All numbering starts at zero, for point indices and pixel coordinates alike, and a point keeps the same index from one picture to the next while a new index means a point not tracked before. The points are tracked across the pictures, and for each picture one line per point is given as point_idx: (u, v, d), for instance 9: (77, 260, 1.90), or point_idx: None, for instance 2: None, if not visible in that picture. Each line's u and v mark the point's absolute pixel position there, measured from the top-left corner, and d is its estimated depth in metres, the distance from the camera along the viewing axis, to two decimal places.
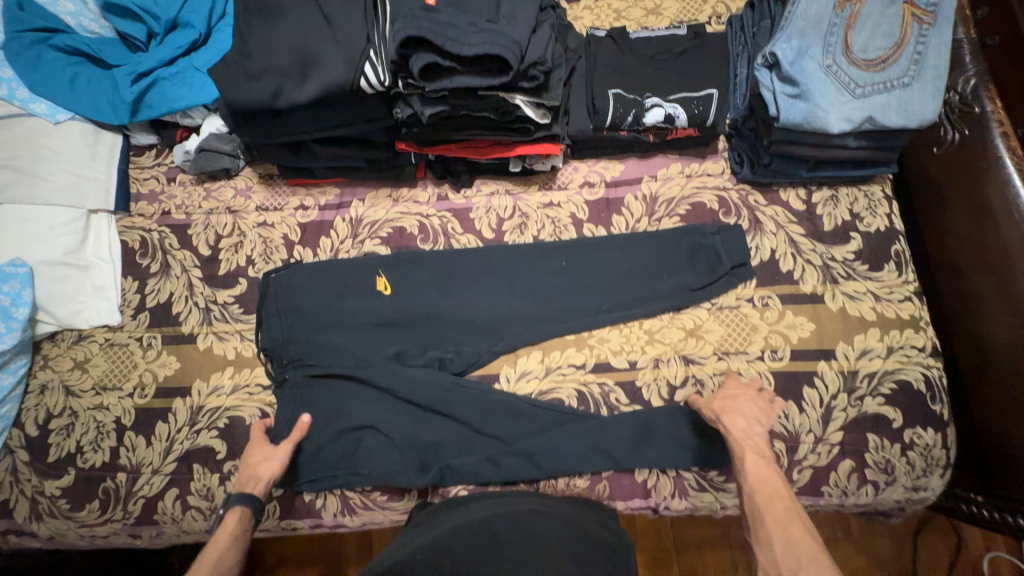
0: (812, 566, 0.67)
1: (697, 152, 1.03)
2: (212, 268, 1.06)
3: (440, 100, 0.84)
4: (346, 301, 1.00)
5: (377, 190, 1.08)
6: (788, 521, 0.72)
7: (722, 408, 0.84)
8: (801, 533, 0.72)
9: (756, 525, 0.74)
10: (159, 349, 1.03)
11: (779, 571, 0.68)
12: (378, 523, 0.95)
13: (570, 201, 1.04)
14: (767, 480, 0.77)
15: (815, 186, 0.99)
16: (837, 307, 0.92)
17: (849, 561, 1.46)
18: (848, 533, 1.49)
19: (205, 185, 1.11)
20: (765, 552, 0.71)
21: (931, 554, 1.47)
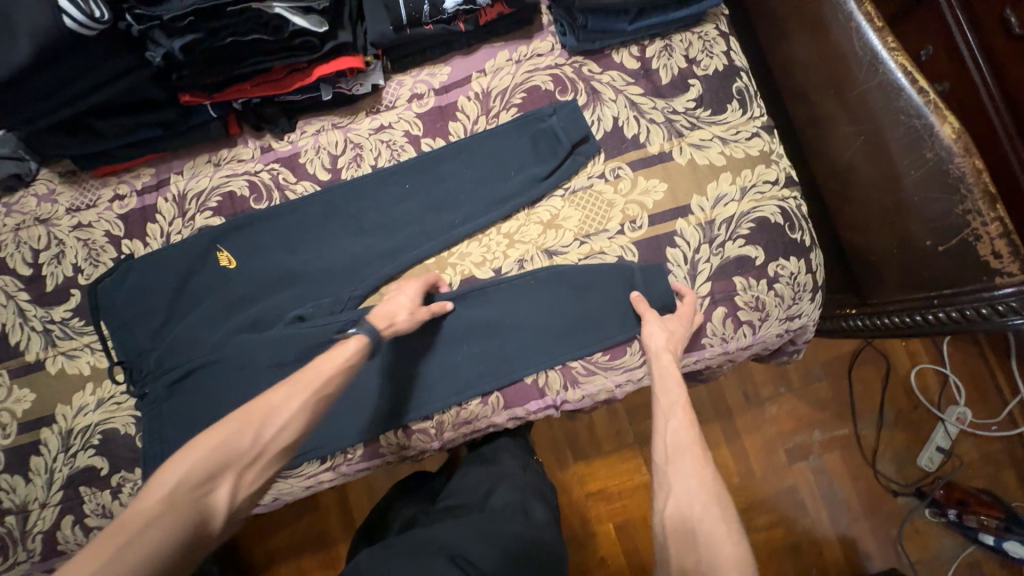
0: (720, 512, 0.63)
1: (522, 33, 0.95)
2: (38, 287, 0.96)
3: (190, 29, 0.73)
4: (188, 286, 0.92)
5: (194, 159, 0.97)
6: (681, 444, 0.69)
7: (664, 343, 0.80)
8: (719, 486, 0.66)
9: (668, 463, 0.68)
10: (9, 384, 0.95)
11: (693, 510, 0.63)
12: (289, 493, 0.93)
13: (400, 119, 0.95)
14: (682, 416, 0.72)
15: (648, 40, 0.93)
16: (686, 161, 0.89)
17: (791, 411, 1.48)
18: (790, 385, 1.49)
19: (3, 200, 0.99)
20: (682, 488, 0.65)
21: (867, 385, 1.50)
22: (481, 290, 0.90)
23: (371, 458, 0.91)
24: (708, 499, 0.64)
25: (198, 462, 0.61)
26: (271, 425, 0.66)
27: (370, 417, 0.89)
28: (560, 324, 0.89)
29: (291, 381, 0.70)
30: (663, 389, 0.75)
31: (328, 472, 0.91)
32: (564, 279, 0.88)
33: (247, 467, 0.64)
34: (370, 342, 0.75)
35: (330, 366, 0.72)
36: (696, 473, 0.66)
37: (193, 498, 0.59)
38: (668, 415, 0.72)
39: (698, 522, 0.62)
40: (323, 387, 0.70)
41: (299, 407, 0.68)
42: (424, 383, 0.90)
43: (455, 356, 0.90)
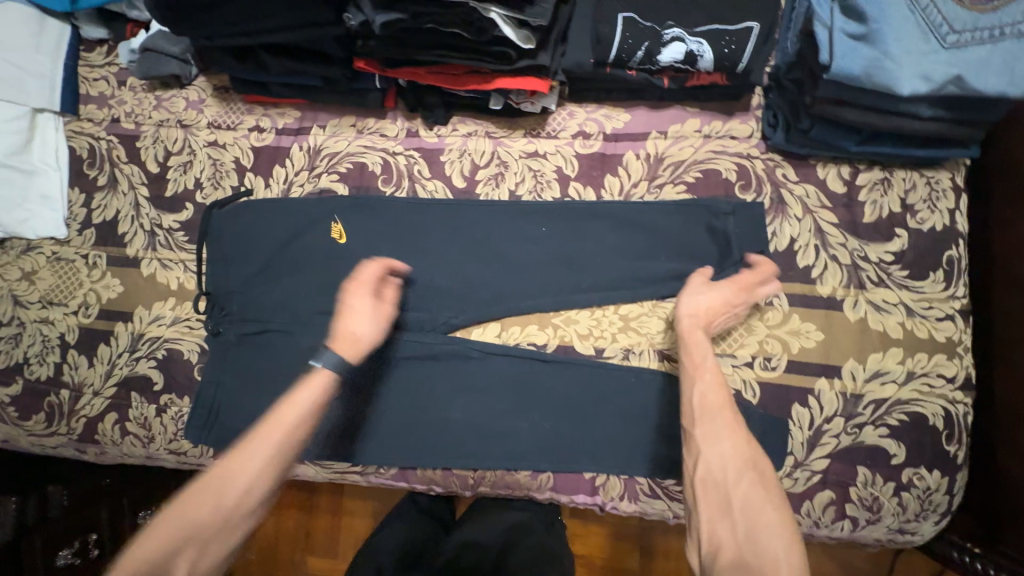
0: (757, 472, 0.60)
1: (724, 107, 0.84)
2: (159, 188, 0.97)
3: (397, 6, 0.67)
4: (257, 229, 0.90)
5: (340, 118, 0.94)
6: (714, 402, 0.65)
7: (698, 311, 0.72)
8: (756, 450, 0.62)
9: (699, 420, 0.64)
10: (104, 269, 0.97)
11: (727, 471, 0.60)
12: (311, 476, 0.91)
13: (558, 152, 0.87)
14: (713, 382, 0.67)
15: (865, 164, 0.79)
16: (857, 317, 0.76)
17: None
18: None
19: (156, 93, 0.99)
20: (714, 448, 0.62)
21: None
22: (570, 363, 0.82)
23: (401, 479, 0.87)
24: (744, 462, 0.60)
25: (159, 544, 0.58)
26: (243, 485, 0.61)
27: (415, 446, 0.84)
28: (640, 435, 0.80)
29: (257, 430, 0.64)
30: (696, 362, 0.69)
31: (353, 475, 0.88)
32: (671, 395, 0.79)
33: (212, 540, 0.60)
34: (332, 376, 0.68)
35: (291, 411, 0.65)
36: (728, 432, 0.63)
37: (173, 571, 0.57)
38: (697, 377, 0.67)
39: (734, 490, 0.59)
40: (288, 435, 0.64)
41: (266, 461, 0.63)
42: (481, 435, 0.83)
43: (517, 424, 0.82)
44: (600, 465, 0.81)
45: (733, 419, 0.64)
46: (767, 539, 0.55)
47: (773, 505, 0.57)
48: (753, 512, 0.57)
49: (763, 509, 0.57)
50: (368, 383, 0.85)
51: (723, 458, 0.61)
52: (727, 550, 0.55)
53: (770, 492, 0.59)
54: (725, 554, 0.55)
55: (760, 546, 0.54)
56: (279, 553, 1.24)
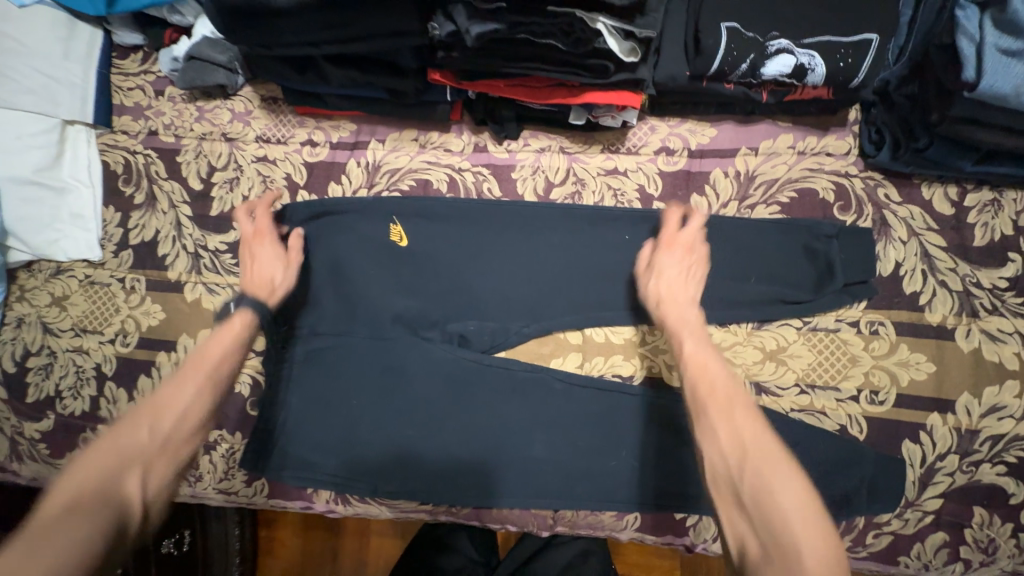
0: (766, 455, 0.52)
1: (818, 121, 0.79)
2: (203, 206, 0.90)
3: (495, 15, 0.61)
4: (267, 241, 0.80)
5: (401, 131, 0.88)
6: (715, 389, 0.59)
7: (659, 295, 0.70)
8: (758, 429, 0.55)
9: (697, 416, 0.58)
10: (143, 294, 0.90)
11: (732, 463, 0.53)
12: (374, 515, 0.85)
13: (639, 170, 0.82)
14: (708, 366, 0.61)
15: (973, 184, 0.75)
16: (970, 348, 0.72)
17: None
18: None
19: (197, 104, 0.92)
20: (713, 444, 0.55)
21: None
22: (664, 396, 0.76)
23: (474, 518, 0.82)
24: (748, 452, 0.53)
25: (88, 471, 0.55)
26: (167, 416, 0.62)
27: (494, 487, 0.78)
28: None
29: (179, 373, 0.67)
30: (682, 331, 0.66)
31: (423, 513, 0.83)
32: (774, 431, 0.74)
33: (153, 461, 0.59)
34: (252, 319, 0.74)
35: (216, 349, 0.70)
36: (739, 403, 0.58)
37: (100, 494, 0.53)
38: (697, 363, 0.61)
39: (751, 472, 0.52)
40: (213, 371, 0.68)
41: (193, 395, 0.65)
42: (566, 474, 0.77)
43: (604, 462, 0.76)
44: (696, 507, 0.75)
45: (730, 397, 0.58)
46: (787, 517, 0.48)
47: (792, 478, 0.50)
48: (767, 500, 0.50)
49: (776, 490, 0.50)
50: (443, 415, 0.79)
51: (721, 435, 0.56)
52: (753, 546, 0.49)
53: (778, 460, 0.52)
54: (750, 546, 0.49)
55: (782, 532, 0.47)
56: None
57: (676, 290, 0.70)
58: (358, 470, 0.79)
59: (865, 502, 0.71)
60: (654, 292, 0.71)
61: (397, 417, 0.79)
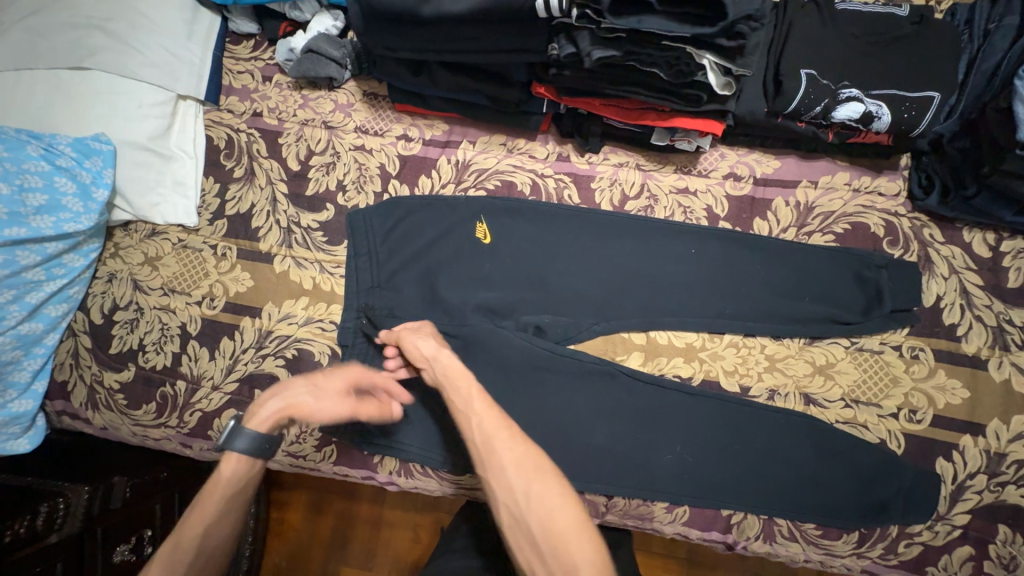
0: (536, 477, 0.61)
1: (872, 163, 0.88)
2: (299, 186, 0.97)
3: (613, 43, 0.70)
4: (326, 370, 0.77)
5: (490, 135, 0.96)
6: (484, 428, 0.65)
7: (444, 369, 0.73)
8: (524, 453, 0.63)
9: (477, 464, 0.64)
10: (233, 261, 0.96)
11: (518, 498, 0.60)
12: (431, 490, 0.90)
13: (708, 191, 0.90)
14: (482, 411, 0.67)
15: (1009, 233, 0.83)
16: (1002, 378, 0.79)
17: None
18: None
19: (302, 92, 1.00)
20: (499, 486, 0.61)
21: None
22: (718, 395, 0.83)
23: None
24: (531, 474, 0.61)
25: None
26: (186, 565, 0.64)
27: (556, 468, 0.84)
28: (785, 477, 0.80)
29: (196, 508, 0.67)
30: (461, 413, 0.68)
31: (480, 491, 0.88)
32: (818, 439, 0.80)
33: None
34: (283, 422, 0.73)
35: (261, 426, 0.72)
36: (589, 548, 0.56)
37: None
38: (470, 406, 0.68)
39: (547, 492, 0.60)
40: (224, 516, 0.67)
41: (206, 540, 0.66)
42: (622, 463, 0.83)
43: (659, 454, 0.82)
44: (743, 503, 0.80)
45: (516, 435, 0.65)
46: (564, 531, 0.57)
47: (561, 495, 0.60)
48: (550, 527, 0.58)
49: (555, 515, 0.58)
50: (512, 399, 0.85)
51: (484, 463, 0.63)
52: None
53: (548, 479, 0.61)
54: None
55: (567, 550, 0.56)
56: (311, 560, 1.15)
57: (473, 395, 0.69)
58: (433, 442, 0.85)
59: (899, 511, 0.77)
60: (440, 366, 0.74)
61: None
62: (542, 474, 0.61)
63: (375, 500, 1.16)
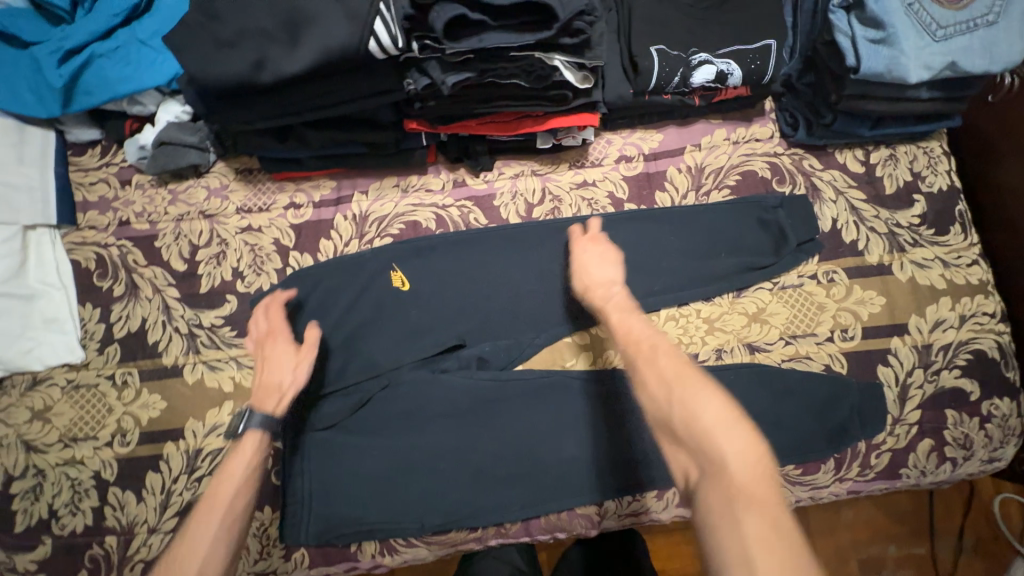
0: (679, 380, 0.58)
1: (742, 114, 0.92)
2: (191, 285, 0.89)
3: (463, 66, 0.69)
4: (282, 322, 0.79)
5: (381, 180, 0.92)
6: (640, 334, 0.66)
7: (584, 282, 0.76)
8: (672, 361, 0.61)
9: (630, 370, 0.64)
10: (138, 387, 0.86)
11: (663, 400, 0.58)
12: (422, 558, 0.84)
13: (606, 178, 0.91)
14: (629, 322, 0.68)
15: (873, 145, 0.90)
16: (907, 277, 0.85)
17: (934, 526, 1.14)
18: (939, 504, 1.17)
19: (169, 187, 0.93)
20: (645, 391, 0.61)
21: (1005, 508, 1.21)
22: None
23: (524, 534, 0.84)
24: (677, 373, 0.59)
25: None
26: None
27: (539, 494, 0.81)
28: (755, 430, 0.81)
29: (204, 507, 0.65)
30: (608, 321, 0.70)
31: (472, 542, 0.83)
32: (771, 384, 0.82)
33: None
34: (263, 434, 0.70)
35: (228, 484, 0.66)
36: (738, 439, 0.52)
37: None
38: (623, 319, 0.69)
39: (687, 387, 0.57)
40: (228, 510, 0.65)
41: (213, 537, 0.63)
42: (601, 468, 0.81)
43: (634, 447, 0.81)
44: None
45: (653, 344, 0.64)
46: (712, 424, 0.54)
47: (709, 393, 0.56)
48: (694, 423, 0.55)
49: (698, 410, 0.55)
50: (473, 441, 0.81)
51: (635, 365, 0.63)
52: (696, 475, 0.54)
53: (696, 382, 0.58)
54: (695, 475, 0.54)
55: (714, 441, 0.52)
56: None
57: (626, 322, 0.68)
58: (406, 514, 0.79)
59: (858, 428, 0.81)
60: (580, 282, 0.77)
61: (431, 455, 0.80)
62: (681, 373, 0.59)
63: None
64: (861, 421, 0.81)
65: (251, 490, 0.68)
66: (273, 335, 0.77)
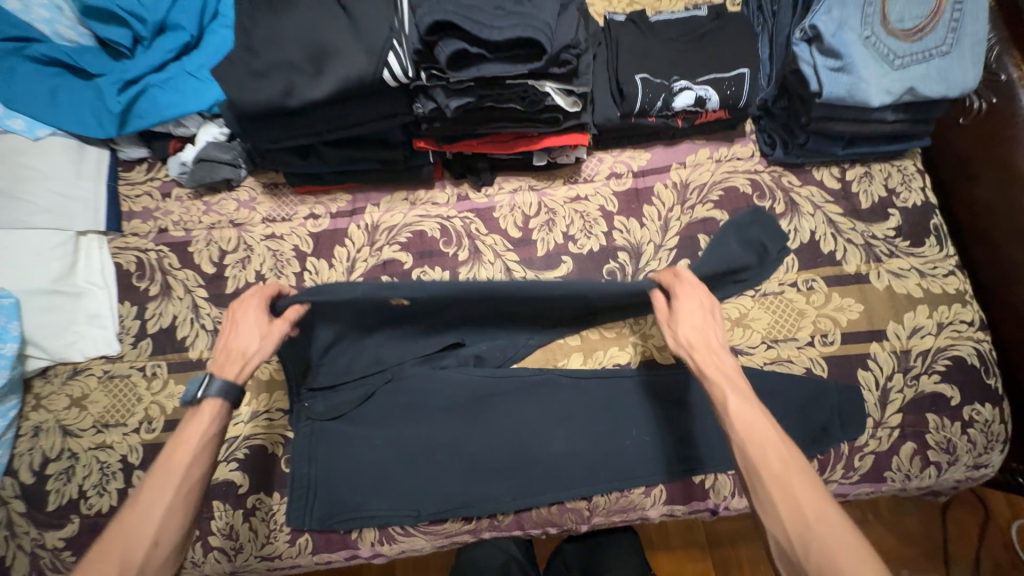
0: (822, 524, 0.57)
1: (724, 135, 1.00)
2: (218, 287, 0.98)
3: (464, 92, 0.78)
4: (263, 295, 0.79)
5: (392, 194, 1.02)
6: (766, 440, 0.64)
7: (687, 339, 0.74)
8: (805, 490, 0.60)
9: (754, 484, 0.63)
10: (165, 378, 0.95)
11: (793, 541, 0.58)
12: (418, 549, 0.88)
13: (597, 193, 0.99)
14: (757, 425, 0.65)
15: (849, 163, 0.97)
16: (884, 286, 0.90)
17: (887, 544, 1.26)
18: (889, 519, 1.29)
19: (204, 199, 1.03)
20: (772, 520, 0.60)
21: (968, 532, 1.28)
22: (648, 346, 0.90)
23: (516, 527, 0.87)
24: (821, 519, 0.58)
25: None
26: (142, 539, 0.64)
27: (531, 487, 0.85)
28: None
29: (154, 481, 0.68)
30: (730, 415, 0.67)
31: (466, 534, 0.87)
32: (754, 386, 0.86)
33: None
34: (223, 405, 0.73)
35: (184, 449, 0.70)
36: None
37: None
38: (750, 423, 0.65)
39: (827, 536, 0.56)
40: (182, 479, 0.68)
41: (164, 513, 0.66)
42: (588, 463, 0.86)
43: (621, 443, 0.87)
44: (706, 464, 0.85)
45: (785, 463, 0.62)
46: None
47: (852, 542, 0.55)
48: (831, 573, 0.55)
49: (839, 563, 0.54)
50: (469, 434, 0.87)
51: (761, 480, 0.62)
52: None
53: (839, 529, 0.57)
54: None
55: None
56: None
57: (745, 414, 0.66)
58: (404, 501, 0.84)
59: (840, 430, 0.84)
60: (682, 336, 0.75)
61: (428, 445, 0.86)
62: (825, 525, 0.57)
63: None
64: (843, 423, 0.84)
65: (202, 464, 0.71)
66: (249, 305, 0.78)
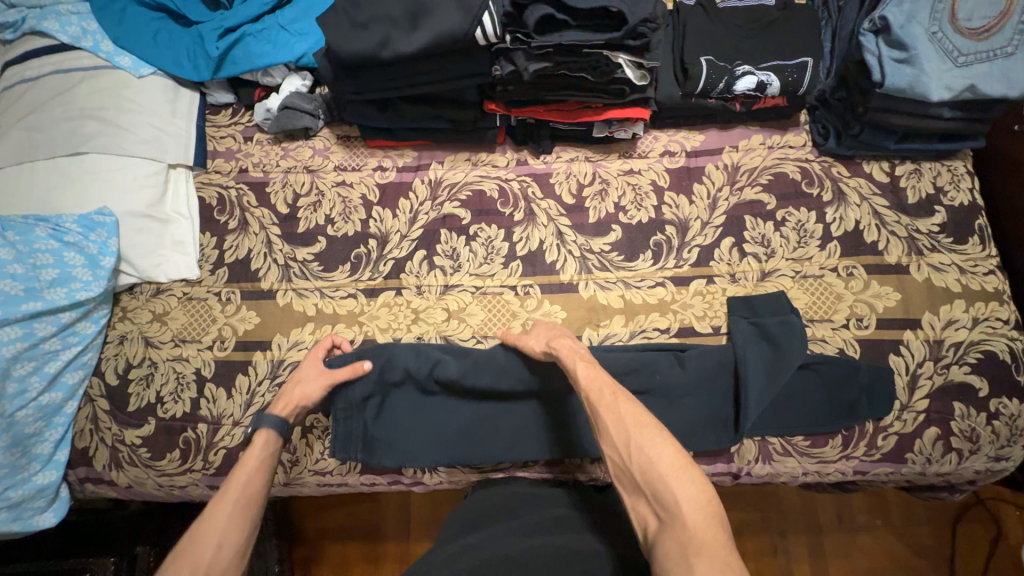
0: (641, 432, 0.61)
1: (778, 123, 1.04)
2: (290, 226, 1.07)
3: (544, 56, 0.84)
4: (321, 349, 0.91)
5: (456, 154, 1.08)
6: (601, 385, 0.69)
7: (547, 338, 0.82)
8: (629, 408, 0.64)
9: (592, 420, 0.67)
10: (238, 304, 1.03)
11: (619, 452, 0.62)
12: (456, 482, 0.95)
13: (650, 169, 1.04)
14: (591, 374, 0.71)
15: (899, 159, 1.00)
16: (923, 278, 0.93)
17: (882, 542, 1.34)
18: (888, 519, 1.36)
19: (282, 145, 1.12)
20: (606, 442, 0.64)
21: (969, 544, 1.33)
22: (694, 364, 0.89)
23: (547, 471, 0.94)
24: (641, 431, 0.61)
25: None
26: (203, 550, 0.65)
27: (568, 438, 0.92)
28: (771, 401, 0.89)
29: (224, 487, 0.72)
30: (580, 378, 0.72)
31: (501, 472, 0.94)
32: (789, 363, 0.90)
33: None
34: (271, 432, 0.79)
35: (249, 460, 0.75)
36: (689, 485, 0.56)
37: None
38: (591, 371, 0.71)
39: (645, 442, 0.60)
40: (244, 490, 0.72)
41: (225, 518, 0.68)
42: None
43: None
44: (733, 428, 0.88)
45: (613, 388, 0.68)
46: (659, 475, 0.57)
47: (664, 448, 0.59)
48: (648, 469, 0.59)
49: (652, 457, 0.59)
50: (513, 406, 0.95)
51: (595, 410, 0.66)
52: (652, 521, 0.58)
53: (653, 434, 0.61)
54: (650, 525, 0.58)
55: (661, 490, 0.56)
56: (353, 529, 1.38)
57: (589, 370, 0.71)
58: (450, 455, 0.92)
59: (867, 409, 0.88)
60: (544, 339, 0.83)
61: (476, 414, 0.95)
62: (647, 447, 0.60)
63: (400, 507, 1.39)
64: (868, 403, 0.88)
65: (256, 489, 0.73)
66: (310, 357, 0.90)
